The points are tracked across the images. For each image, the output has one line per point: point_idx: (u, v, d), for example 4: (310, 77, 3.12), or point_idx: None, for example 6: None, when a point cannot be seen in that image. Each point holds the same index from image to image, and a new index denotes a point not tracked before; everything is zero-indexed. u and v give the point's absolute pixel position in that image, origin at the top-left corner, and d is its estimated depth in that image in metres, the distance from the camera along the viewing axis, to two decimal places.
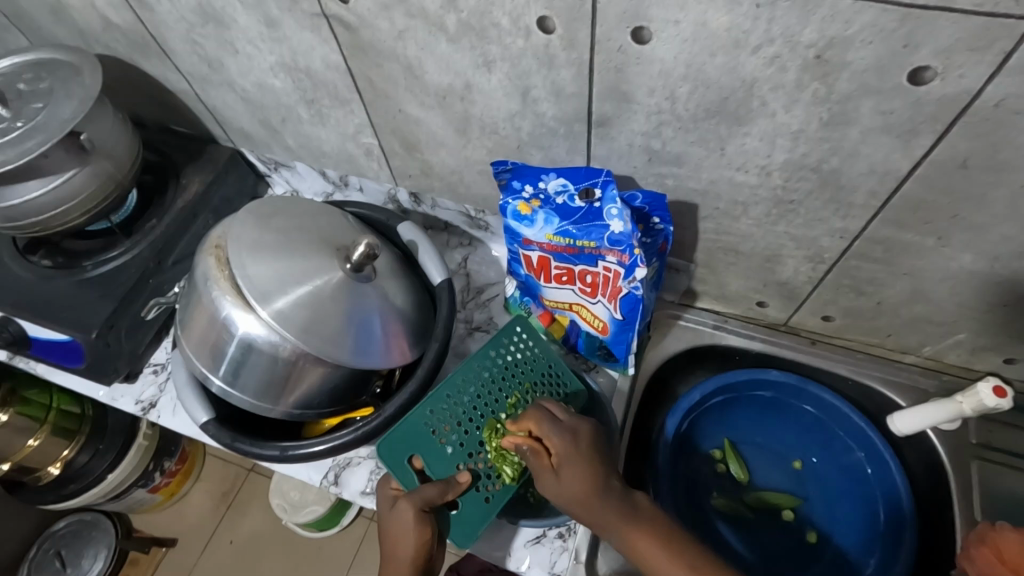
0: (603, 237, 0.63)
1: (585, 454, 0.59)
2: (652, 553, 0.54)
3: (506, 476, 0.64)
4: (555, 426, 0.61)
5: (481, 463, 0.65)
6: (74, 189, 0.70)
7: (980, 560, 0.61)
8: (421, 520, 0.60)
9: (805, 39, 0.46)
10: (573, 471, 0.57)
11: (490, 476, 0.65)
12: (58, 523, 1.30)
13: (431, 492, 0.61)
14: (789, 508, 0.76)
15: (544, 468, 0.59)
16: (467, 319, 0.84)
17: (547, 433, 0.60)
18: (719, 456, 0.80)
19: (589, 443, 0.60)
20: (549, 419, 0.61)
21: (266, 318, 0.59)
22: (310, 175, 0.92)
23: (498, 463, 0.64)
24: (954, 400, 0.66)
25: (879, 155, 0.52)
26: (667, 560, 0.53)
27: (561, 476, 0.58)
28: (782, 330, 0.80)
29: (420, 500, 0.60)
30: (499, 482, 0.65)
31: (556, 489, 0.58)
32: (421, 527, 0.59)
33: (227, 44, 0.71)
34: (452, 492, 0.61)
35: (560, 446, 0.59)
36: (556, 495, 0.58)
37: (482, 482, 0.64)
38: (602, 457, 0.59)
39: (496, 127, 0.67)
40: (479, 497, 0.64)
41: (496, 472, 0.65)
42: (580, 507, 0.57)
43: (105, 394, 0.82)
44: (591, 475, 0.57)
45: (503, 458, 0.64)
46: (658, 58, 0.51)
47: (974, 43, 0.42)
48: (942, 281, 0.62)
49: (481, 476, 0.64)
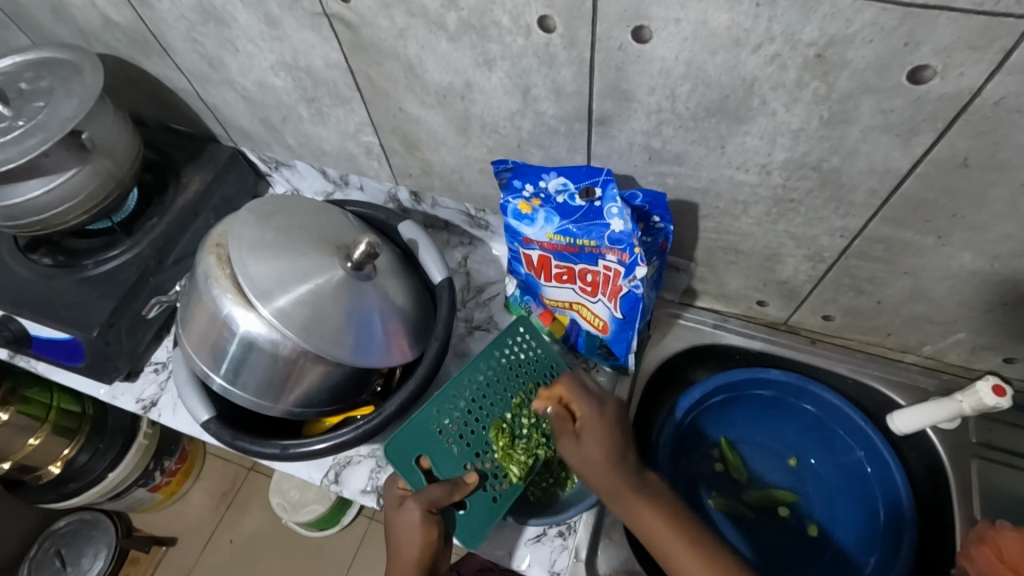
0: (603, 236, 0.63)
1: (609, 423, 0.60)
2: (657, 525, 0.55)
3: (513, 475, 0.65)
4: (584, 395, 0.63)
5: (487, 463, 0.65)
6: (75, 188, 0.70)
7: (979, 560, 0.61)
8: (427, 521, 0.60)
9: (805, 38, 0.46)
10: (594, 437, 0.59)
11: (497, 476, 0.65)
12: (58, 522, 1.30)
13: (438, 493, 0.61)
14: (784, 505, 0.77)
15: (566, 431, 0.61)
16: (467, 317, 0.84)
17: (576, 399, 0.62)
18: (716, 455, 0.80)
19: (614, 415, 0.61)
20: (581, 386, 0.63)
21: (267, 316, 0.59)
22: (311, 174, 0.92)
23: (505, 463, 0.65)
24: (954, 399, 0.66)
25: (879, 154, 0.52)
26: (671, 534, 0.54)
27: (582, 440, 0.60)
28: (782, 329, 0.80)
29: (427, 500, 0.60)
30: (506, 481, 0.65)
31: (575, 451, 0.60)
32: (427, 527, 0.59)
33: (227, 43, 0.72)
34: (458, 494, 0.62)
35: (586, 413, 0.61)
36: (573, 458, 0.60)
37: (489, 482, 0.65)
38: (624, 430, 0.61)
39: (496, 126, 0.67)
40: (486, 497, 0.64)
41: (503, 472, 0.65)
42: (595, 472, 0.58)
43: (105, 393, 0.82)
44: (611, 444, 0.59)
45: (510, 458, 0.65)
46: (658, 56, 0.51)
47: (974, 42, 0.42)
48: (942, 280, 0.62)
49: (487, 476, 0.65)
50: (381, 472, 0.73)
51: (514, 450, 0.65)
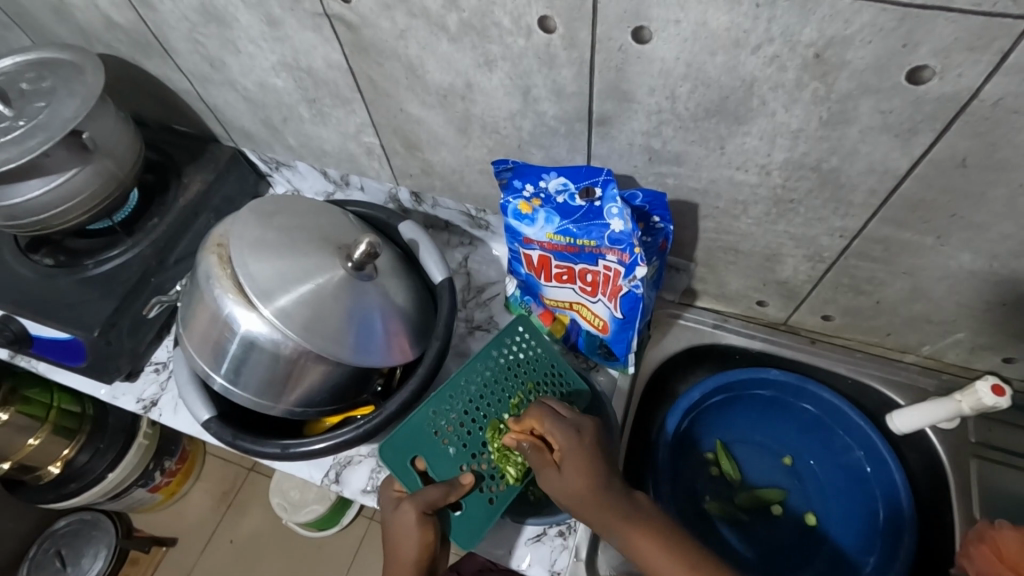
0: (603, 236, 0.63)
1: (586, 453, 0.58)
2: (650, 554, 0.54)
3: (510, 476, 0.64)
4: (558, 424, 0.60)
5: (484, 463, 0.65)
6: (76, 188, 0.70)
7: (978, 559, 0.62)
8: (423, 522, 0.60)
9: (805, 38, 0.46)
10: (574, 470, 0.57)
11: (494, 477, 0.65)
12: (58, 522, 1.30)
13: (434, 495, 0.61)
14: (778, 503, 0.77)
15: (546, 466, 0.59)
16: (467, 318, 0.84)
17: (551, 430, 0.60)
18: (711, 458, 0.80)
19: (592, 441, 0.59)
20: (552, 418, 0.61)
21: (268, 316, 0.59)
22: (311, 175, 0.92)
23: (501, 463, 0.64)
24: (954, 399, 0.67)
25: (879, 154, 0.52)
26: (668, 562, 0.53)
27: (563, 474, 0.58)
28: (782, 329, 0.80)
29: (422, 501, 0.60)
30: (503, 482, 0.65)
31: (558, 485, 0.58)
32: (422, 528, 0.60)
33: (229, 44, 0.72)
34: (455, 495, 0.61)
35: (562, 444, 0.59)
36: (557, 492, 0.58)
37: (486, 483, 0.64)
38: (603, 456, 0.59)
39: (497, 126, 0.67)
40: (483, 498, 0.64)
41: (501, 473, 0.65)
42: (581, 507, 0.57)
43: (106, 393, 0.82)
44: (592, 475, 0.57)
45: (507, 458, 0.64)
46: (659, 57, 0.52)
47: (972, 42, 0.42)
48: (941, 280, 0.62)
49: (485, 476, 0.65)
50: (381, 472, 0.74)
51: (511, 450, 0.65)
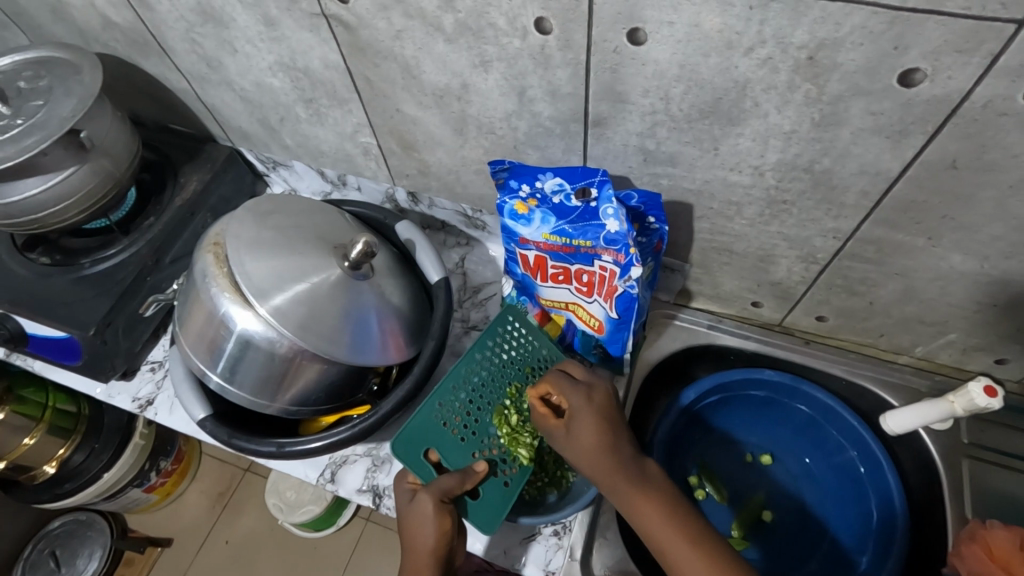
0: (599, 237, 0.64)
1: (598, 410, 0.59)
2: (649, 513, 0.53)
3: (522, 457, 0.66)
4: (570, 386, 0.61)
5: (494, 449, 0.66)
6: (72, 187, 0.70)
7: (970, 557, 0.62)
8: (440, 510, 0.59)
9: (796, 41, 0.46)
10: (584, 428, 0.58)
11: (505, 460, 0.66)
12: (52, 522, 1.30)
13: (449, 483, 0.61)
14: (765, 510, 0.78)
15: (556, 422, 0.60)
16: (463, 318, 0.85)
17: (563, 387, 0.61)
18: (696, 483, 0.79)
19: (603, 401, 0.60)
20: (565, 378, 0.62)
21: (265, 314, 0.59)
22: (309, 175, 0.93)
23: (512, 446, 0.66)
24: (946, 399, 0.67)
25: (870, 156, 0.53)
26: (664, 525, 0.52)
27: (573, 432, 0.58)
28: (777, 330, 0.81)
29: (438, 490, 0.60)
30: (516, 464, 0.66)
31: (568, 443, 0.59)
32: (440, 517, 0.58)
33: (226, 44, 0.72)
34: (469, 483, 0.61)
35: (572, 401, 0.60)
36: (569, 451, 0.58)
37: (499, 467, 0.65)
38: (618, 418, 0.59)
39: (493, 127, 0.68)
40: (498, 482, 0.65)
41: (511, 455, 0.66)
42: (589, 462, 0.57)
43: (101, 392, 0.82)
44: (602, 430, 0.57)
45: (516, 441, 0.66)
46: (652, 58, 0.52)
47: (960, 45, 0.42)
48: (932, 281, 0.63)
49: (497, 461, 0.66)
50: (376, 472, 0.74)
51: (520, 433, 0.67)
